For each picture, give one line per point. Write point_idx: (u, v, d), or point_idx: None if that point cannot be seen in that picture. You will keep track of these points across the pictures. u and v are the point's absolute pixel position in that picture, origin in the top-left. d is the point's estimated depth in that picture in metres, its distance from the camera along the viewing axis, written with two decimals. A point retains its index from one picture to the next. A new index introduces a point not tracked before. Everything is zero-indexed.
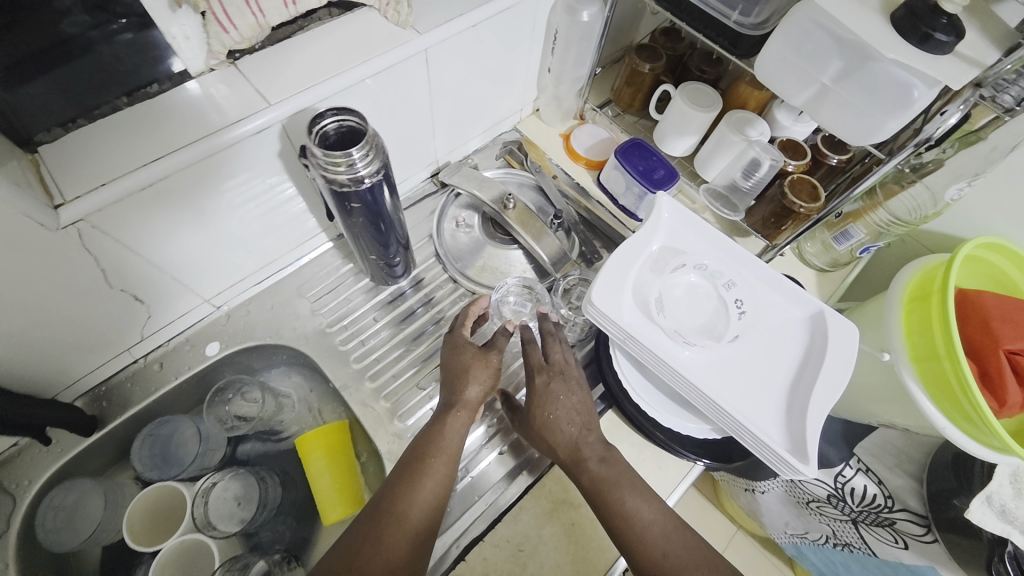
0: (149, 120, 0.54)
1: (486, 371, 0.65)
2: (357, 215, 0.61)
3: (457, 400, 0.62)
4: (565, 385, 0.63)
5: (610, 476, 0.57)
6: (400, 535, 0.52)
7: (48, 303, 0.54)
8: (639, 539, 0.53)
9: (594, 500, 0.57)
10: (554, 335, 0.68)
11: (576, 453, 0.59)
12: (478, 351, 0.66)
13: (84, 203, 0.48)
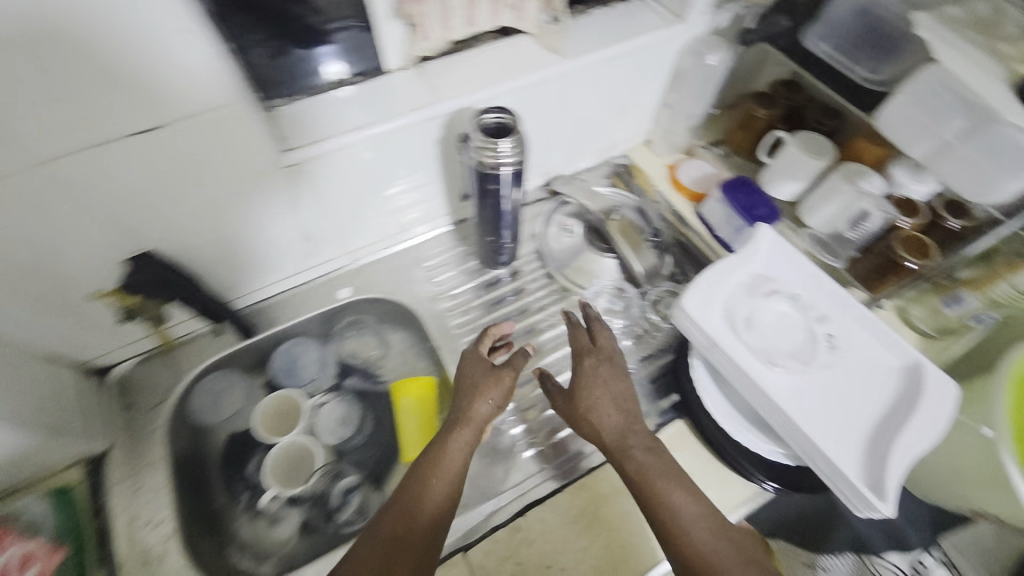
0: (352, 98, 0.69)
1: (498, 388, 0.69)
2: (488, 198, 0.72)
3: (463, 417, 0.66)
4: (612, 368, 0.69)
5: (653, 465, 0.60)
6: (416, 524, 0.57)
7: (251, 226, 0.70)
8: (680, 532, 0.54)
9: (635, 487, 0.59)
10: (597, 335, 0.73)
11: (621, 438, 0.62)
12: (489, 371, 0.70)
13: (301, 151, 0.64)
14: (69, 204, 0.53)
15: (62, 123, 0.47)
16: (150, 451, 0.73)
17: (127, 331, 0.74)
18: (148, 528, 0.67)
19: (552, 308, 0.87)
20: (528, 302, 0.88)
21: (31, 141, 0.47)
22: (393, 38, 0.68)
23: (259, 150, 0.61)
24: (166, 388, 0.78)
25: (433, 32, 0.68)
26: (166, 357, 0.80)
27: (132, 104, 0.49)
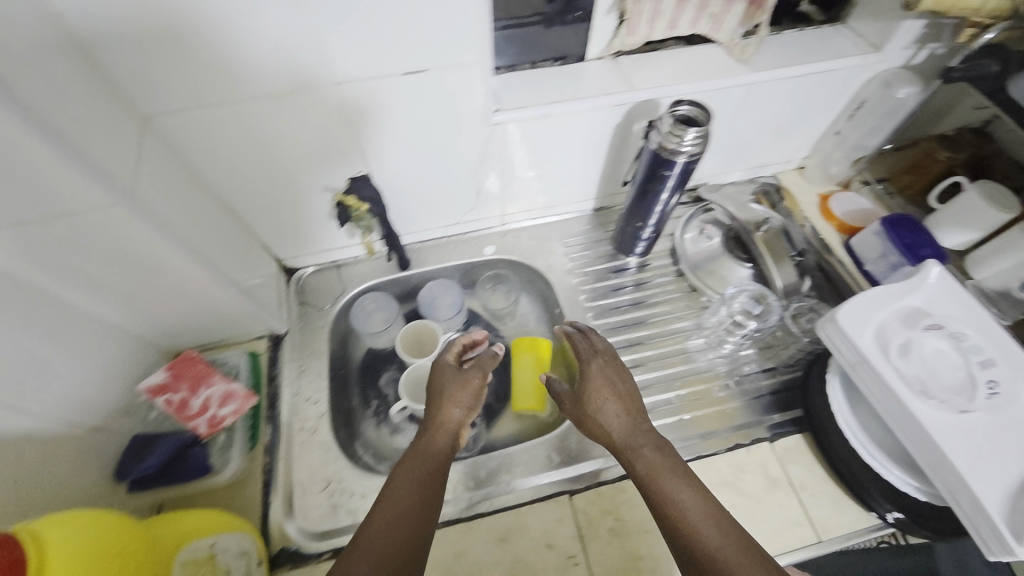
0: (552, 76, 0.77)
1: (471, 391, 0.69)
2: (648, 187, 0.78)
3: (435, 420, 0.65)
4: (617, 370, 0.68)
5: (662, 461, 0.58)
6: (404, 509, 0.54)
7: (443, 171, 0.80)
8: (693, 527, 0.52)
9: (645, 486, 0.57)
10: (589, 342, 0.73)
11: (629, 439, 0.61)
12: (456, 375, 0.70)
13: (509, 113, 0.73)
14: (337, 119, 0.65)
15: (365, 54, 0.58)
16: (316, 344, 0.84)
17: (320, 240, 0.86)
18: (308, 404, 0.77)
19: (680, 303, 0.90)
20: (655, 293, 0.92)
21: (340, 63, 0.59)
22: (604, 30, 0.76)
23: (478, 109, 0.70)
24: (333, 296, 0.89)
25: (642, 28, 0.75)
26: (334, 270, 0.91)
27: (416, 48, 0.59)
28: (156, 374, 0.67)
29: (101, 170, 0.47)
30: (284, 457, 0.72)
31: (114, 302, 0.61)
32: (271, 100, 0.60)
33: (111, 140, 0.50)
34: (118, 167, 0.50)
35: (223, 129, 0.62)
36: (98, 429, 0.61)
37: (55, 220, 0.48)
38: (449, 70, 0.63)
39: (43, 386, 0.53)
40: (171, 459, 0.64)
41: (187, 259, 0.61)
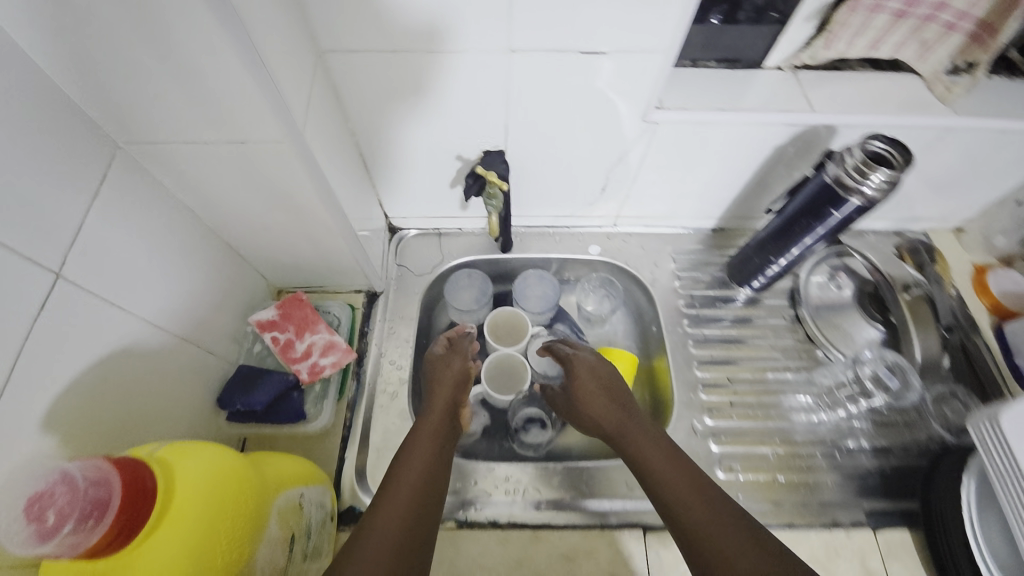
0: (721, 80, 0.69)
1: (455, 377, 0.72)
2: (796, 223, 0.71)
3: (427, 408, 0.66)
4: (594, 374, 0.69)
5: (659, 464, 0.57)
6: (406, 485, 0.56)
7: (575, 159, 0.75)
8: (701, 524, 0.50)
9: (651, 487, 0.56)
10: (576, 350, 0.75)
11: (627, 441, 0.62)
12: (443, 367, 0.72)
13: (669, 114, 0.65)
14: (494, 88, 0.61)
15: (550, 25, 0.54)
16: (407, 309, 0.82)
17: (430, 205, 0.83)
18: (391, 366, 0.76)
19: (793, 353, 0.82)
20: (766, 333, 0.84)
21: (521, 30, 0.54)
22: (796, 38, 0.67)
23: (638, 102, 0.64)
24: (429, 265, 0.87)
25: (842, 45, 0.66)
26: (435, 237, 0.89)
27: (604, 27, 0.54)
28: (267, 310, 0.68)
29: (282, 107, 0.46)
30: (365, 417, 0.71)
31: (245, 227, 0.62)
32: (440, 58, 0.57)
33: (291, 76, 0.48)
34: (293, 105, 0.48)
35: (384, 78, 0.59)
36: (211, 354, 0.62)
37: (227, 148, 0.48)
38: (626, 56, 0.57)
39: (175, 299, 0.55)
40: (276, 400, 0.64)
41: (324, 206, 0.60)
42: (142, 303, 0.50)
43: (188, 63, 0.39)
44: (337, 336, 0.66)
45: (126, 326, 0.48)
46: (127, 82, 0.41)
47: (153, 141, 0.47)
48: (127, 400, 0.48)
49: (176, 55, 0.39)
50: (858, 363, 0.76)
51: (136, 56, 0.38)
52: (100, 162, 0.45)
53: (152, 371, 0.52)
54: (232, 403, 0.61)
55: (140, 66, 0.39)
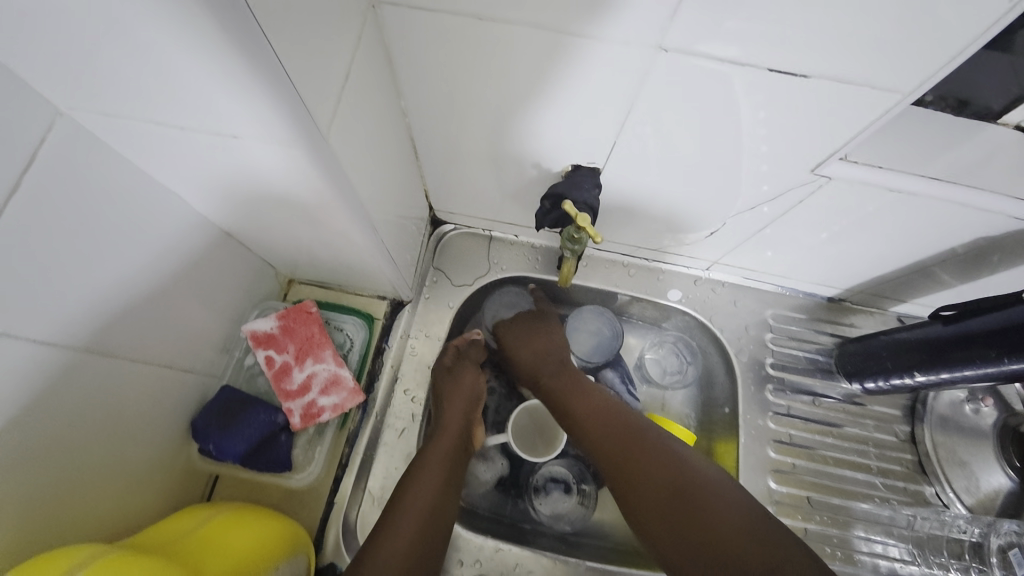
0: (931, 128, 0.48)
1: (468, 394, 0.62)
2: (970, 347, 0.52)
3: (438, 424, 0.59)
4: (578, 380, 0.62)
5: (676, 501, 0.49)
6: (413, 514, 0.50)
7: (688, 193, 0.56)
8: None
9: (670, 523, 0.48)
10: (538, 327, 0.68)
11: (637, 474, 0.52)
12: (452, 378, 0.62)
13: (850, 169, 0.46)
14: (613, 90, 0.43)
15: (725, 20, 0.35)
16: (438, 328, 0.68)
17: (486, 206, 0.66)
18: (405, 399, 0.63)
19: (895, 481, 0.66)
20: (868, 448, 0.67)
21: (679, 20, 0.35)
22: None
23: (809, 146, 0.45)
24: (473, 275, 0.71)
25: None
26: (485, 240, 0.72)
27: (809, 34, 0.35)
28: (264, 318, 0.57)
29: (297, 97, 0.30)
30: (362, 457, 0.59)
31: (251, 219, 0.48)
32: (544, 39, 0.39)
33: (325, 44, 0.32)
34: (319, 93, 0.32)
35: (459, 51, 0.42)
36: (184, 368, 0.51)
37: (216, 134, 0.34)
38: (830, 85, 0.38)
39: (139, 304, 0.43)
40: (257, 445, 0.52)
41: (349, 217, 0.45)
42: (87, 319, 0.38)
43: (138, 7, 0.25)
44: (344, 372, 0.57)
45: (53, 354, 0.36)
46: (60, 22, 0.26)
47: (111, 111, 0.33)
48: (62, 437, 0.38)
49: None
50: (992, 526, 0.61)
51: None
52: (33, 131, 0.31)
53: (100, 398, 0.41)
54: (206, 440, 0.51)
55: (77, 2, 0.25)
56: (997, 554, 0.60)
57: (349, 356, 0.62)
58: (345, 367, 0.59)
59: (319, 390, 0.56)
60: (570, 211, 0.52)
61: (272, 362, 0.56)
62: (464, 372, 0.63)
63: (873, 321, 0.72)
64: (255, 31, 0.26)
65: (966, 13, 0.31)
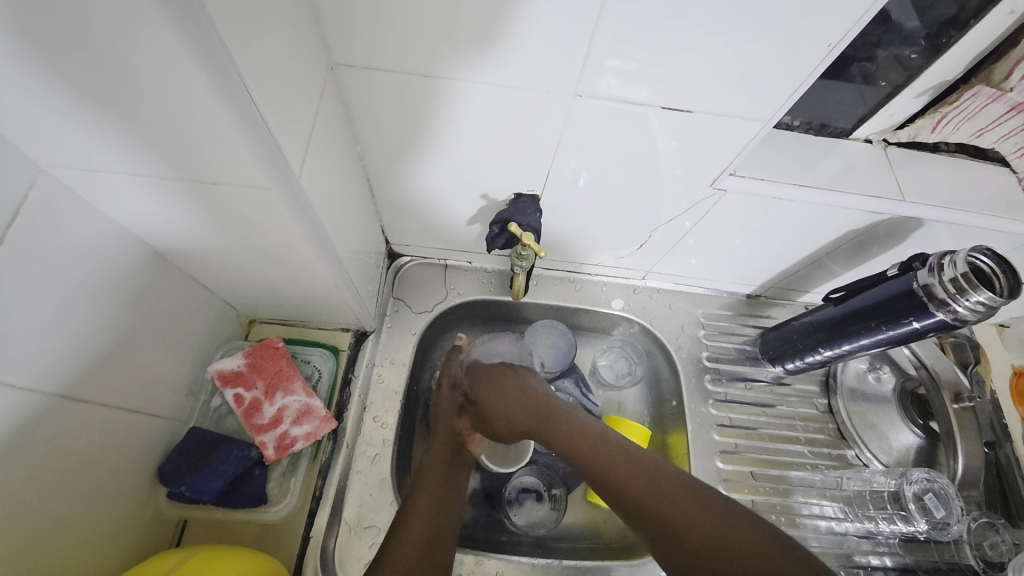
0: (797, 147, 0.60)
1: (452, 410, 0.67)
2: (857, 321, 0.62)
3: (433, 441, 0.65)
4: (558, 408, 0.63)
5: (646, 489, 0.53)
6: (418, 523, 0.55)
7: (617, 212, 0.64)
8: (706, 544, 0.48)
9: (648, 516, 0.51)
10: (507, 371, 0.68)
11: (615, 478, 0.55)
12: (444, 400, 0.68)
13: (741, 182, 0.56)
14: (544, 129, 0.51)
15: (621, 70, 0.44)
16: (402, 353, 0.70)
17: (440, 236, 0.71)
18: (375, 426, 0.65)
19: (821, 448, 0.75)
20: (795, 422, 0.76)
21: (589, 71, 0.44)
22: (894, 114, 0.58)
23: (705, 166, 0.54)
24: (432, 301, 0.75)
25: (948, 127, 0.58)
26: (441, 268, 0.77)
27: (687, 80, 0.45)
28: (230, 357, 0.59)
29: (276, 151, 0.36)
30: (336, 487, 0.60)
31: (219, 263, 0.51)
32: (482, 89, 0.47)
33: (296, 104, 0.38)
34: (291, 147, 0.38)
35: (409, 102, 0.49)
36: (148, 412, 0.51)
37: (191, 185, 0.39)
38: (712, 117, 0.48)
39: (105, 348, 0.44)
40: (233, 482, 0.54)
41: (316, 253, 0.48)
42: (59, 365, 0.40)
43: (145, 86, 0.30)
44: (315, 402, 0.60)
45: (31, 399, 0.38)
46: (60, 94, 0.31)
47: (92, 167, 0.36)
48: (34, 482, 0.39)
49: (131, 75, 0.30)
50: (905, 476, 0.67)
51: (76, 67, 0.29)
52: (17, 187, 0.35)
53: (71, 443, 0.42)
54: (178, 482, 0.52)
55: (83, 81, 0.30)
56: (914, 501, 0.65)
57: (318, 388, 0.64)
58: (316, 398, 0.62)
59: (291, 421, 0.58)
60: (514, 230, 0.57)
61: (241, 399, 0.58)
62: (444, 392, 0.69)
63: (786, 312, 0.83)
64: (251, 106, 0.32)
65: (793, 65, 0.42)
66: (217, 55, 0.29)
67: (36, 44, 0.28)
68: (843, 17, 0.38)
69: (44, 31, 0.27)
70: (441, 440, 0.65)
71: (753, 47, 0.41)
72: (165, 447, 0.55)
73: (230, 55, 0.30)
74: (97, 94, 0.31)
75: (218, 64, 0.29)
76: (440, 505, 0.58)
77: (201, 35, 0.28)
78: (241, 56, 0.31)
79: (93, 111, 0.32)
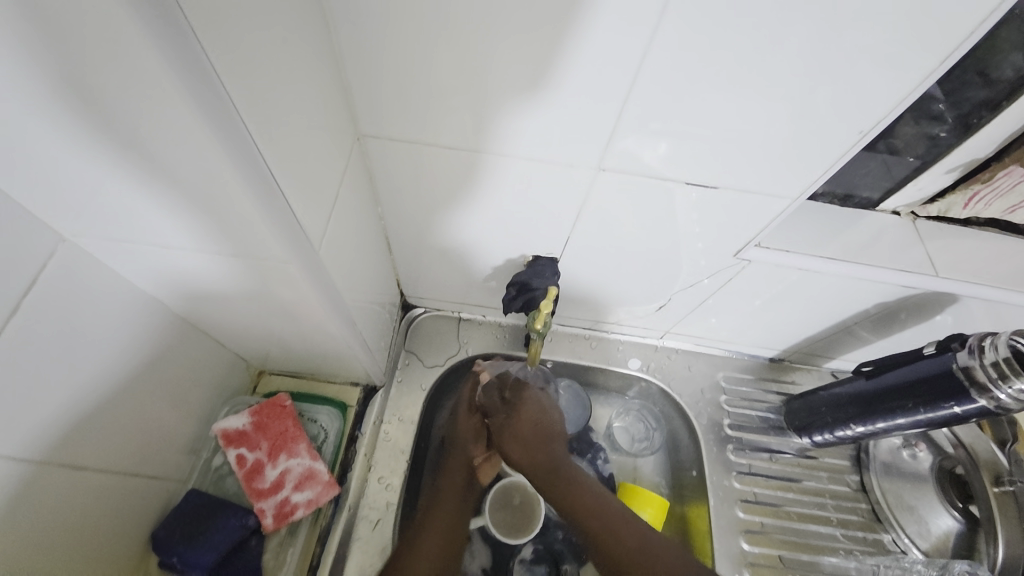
0: (821, 218, 0.58)
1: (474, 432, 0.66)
2: (891, 398, 0.58)
3: (450, 466, 0.63)
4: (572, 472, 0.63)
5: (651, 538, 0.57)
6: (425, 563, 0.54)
7: (636, 275, 0.63)
8: None
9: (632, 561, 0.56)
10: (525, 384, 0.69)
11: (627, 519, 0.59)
12: (471, 425, 0.66)
13: (765, 253, 0.55)
14: (565, 197, 0.51)
15: (644, 143, 0.44)
16: (411, 410, 0.68)
17: (455, 290, 0.70)
18: (379, 487, 0.62)
19: (855, 531, 0.69)
20: (825, 500, 0.71)
21: (614, 147, 0.44)
22: (923, 188, 0.57)
23: (730, 236, 0.53)
24: (443, 355, 0.73)
25: (980, 204, 0.57)
26: (455, 321, 0.75)
27: (712, 157, 0.44)
28: (237, 415, 0.58)
29: (299, 226, 0.36)
30: (335, 556, 0.57)
31: (233, 320, 0.51)
32: (504, 159, 0.47)
33: (320, 177, 0.39)
34: (314, 220, 0.39)
35: (429, 170, 0.49)
36: (144, 473, 0.49)
37: (209, 254, 0.39)
38: (736, 192, 0.48)
39: (112, 408, 0.43)
40: (229, 553, 0.52)
41: (330, 315, 0.48)
42: (64, 431, 0.39)
43: (173, 168, 0.31)
44: (319, 465, 0.58)
45: (25, 469, 0.36)
46: (89, 174, 0.31)
47: (114, 236, 0.37)
48: (22, 558, 0.37)
49: (157, 159, 0.30)
50: (947, 567, 0.63)
51: (110, 152, 0.30)
52: (39, 255, 0.35)
53: (67, 512, 0.41)
54: (170, 552, 0.50)
55: (114, 163, 0.30)
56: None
57: (323, 448, 0.62)
58: (320, 459, 0.60)
59: (292, 486, 0.56)
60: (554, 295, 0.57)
61: (244, 460, 0.57)
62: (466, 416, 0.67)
63: (812, 377, 0.80)
64: (274, 187, 0.33)
65: (820, 147, 0.42)
66: (244, 143, 0.30)
67: (72, 133, 0.28)
68: (873, 104, 0.38)
69: (79, 122, 0.28)
70: (455, 466, 0.63)
71: (781, 128, 0.41)
72: (162, 510, 0.53)
73: (257, 142, 0.31)
74: (126, 176, 0.31)
75: (243, 151, 0.30)
76: (449, 533, 0.58)
77: (227, 125, 0.28)
78: (267, 140, 0.32)
79: (120, 190, 0.32)
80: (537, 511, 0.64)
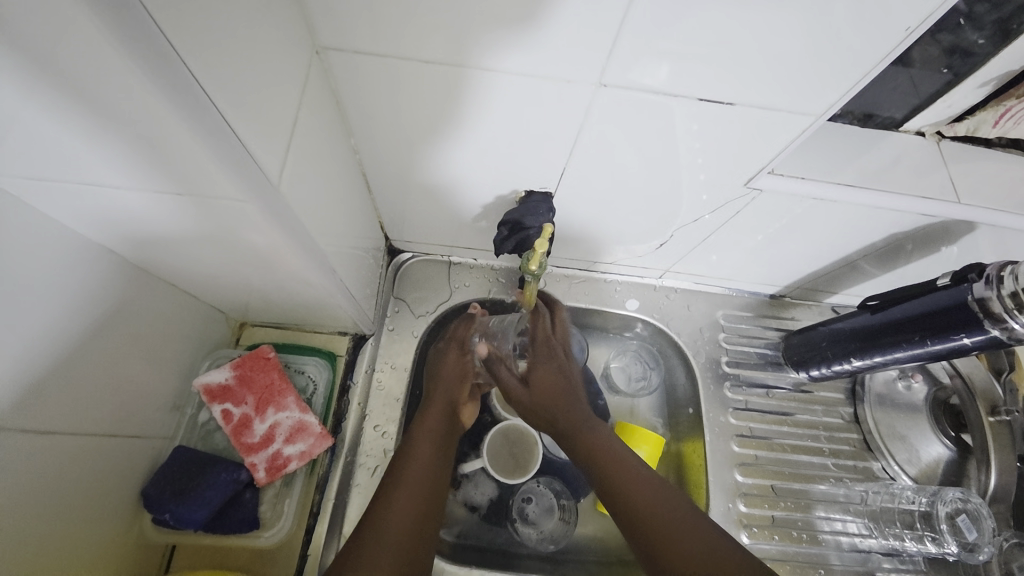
0: (840, 141, 0.54)
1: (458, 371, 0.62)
2: (896, 332, 0.57)
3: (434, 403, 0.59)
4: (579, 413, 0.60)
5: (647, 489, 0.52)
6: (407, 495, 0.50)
7: (637, 211, 0.58)
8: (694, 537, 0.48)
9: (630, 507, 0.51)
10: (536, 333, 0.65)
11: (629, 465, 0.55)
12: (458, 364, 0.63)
13: (778, 181, 0.51)
14: (559, 122, 0.45)
15: (645, 53, 0.38)
16: (403, 358, 0.66)
17: (443, 232, 0.66)
18: (375, 435, 0.61)
19: (846, 460, 0.71)
20: (819, 432, 0.72)
21: (615, 58, 0.38)
22: (954, 105, 0.52)
23: (743, 163, 0.49)
24: (434, 301, 0.70)
25: (1011, 123, 0.52)
26: (445, 266, 0.72)
27: (727, 68, 0.38)
28: (219, 370, 0.56)
29: (253, 166, 0.31)
30: (334, 503, 0.57)
31: (200, 269, 0.47)
32: (491, 78, 0.41)
33: (274, 101, 0.33)
34: (271, 154, 0.33)
35: (405, 93, 0.43)
36: (124, 433, 0.47)
37: (161, 194, 0.34)
38: (752, 110, 0.42)
39: (73, 368, 0.40)
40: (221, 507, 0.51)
41: (307, 262, 0.44)
42: (22, 397, 0.36)
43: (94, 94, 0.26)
44: (310, 418, 0.57)
45: None
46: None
47: (42, 176, 0.32)
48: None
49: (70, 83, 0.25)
50: (938, 495, 0.65)
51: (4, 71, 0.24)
52: None
53: (41, 476, 0.39)
54: (162, 509, 0.49)
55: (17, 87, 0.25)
56: (946, 521, 0.63)
57: (314, 400, 0.61)
58: (311, 412, 0.58)
59: (284, 439, 0.55)
60: (549, 234, 0.53)
61: (230, 415, 0.55)
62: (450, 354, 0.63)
63: (812, 313, 0.78)
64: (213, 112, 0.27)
65: (852, 54, 0.37)
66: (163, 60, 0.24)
67: None
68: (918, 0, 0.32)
69: None
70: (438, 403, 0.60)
71: (813, 29, 0.35)
72: (151, 467, 0.52)
73: (179, 54, 0.25)
74: (36, 103, 0.26)
75: (162, 70, 0.25)
76: (430, 474, 0.53)
77: (132, 25, 0.23)
78: (199, 56, 0.26)
79: (33, 116, 0.27)
80: (535, 449, 0.65)
